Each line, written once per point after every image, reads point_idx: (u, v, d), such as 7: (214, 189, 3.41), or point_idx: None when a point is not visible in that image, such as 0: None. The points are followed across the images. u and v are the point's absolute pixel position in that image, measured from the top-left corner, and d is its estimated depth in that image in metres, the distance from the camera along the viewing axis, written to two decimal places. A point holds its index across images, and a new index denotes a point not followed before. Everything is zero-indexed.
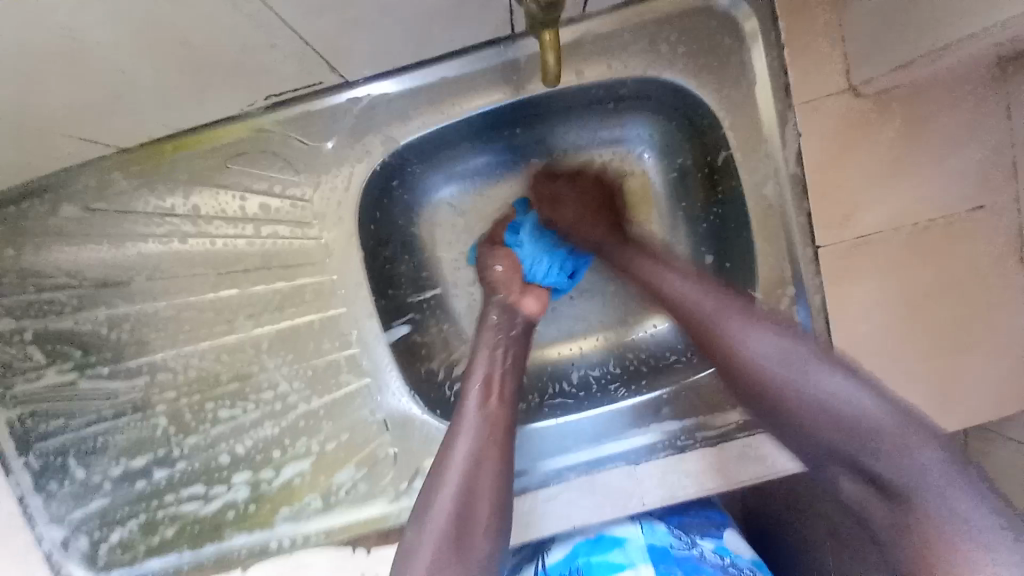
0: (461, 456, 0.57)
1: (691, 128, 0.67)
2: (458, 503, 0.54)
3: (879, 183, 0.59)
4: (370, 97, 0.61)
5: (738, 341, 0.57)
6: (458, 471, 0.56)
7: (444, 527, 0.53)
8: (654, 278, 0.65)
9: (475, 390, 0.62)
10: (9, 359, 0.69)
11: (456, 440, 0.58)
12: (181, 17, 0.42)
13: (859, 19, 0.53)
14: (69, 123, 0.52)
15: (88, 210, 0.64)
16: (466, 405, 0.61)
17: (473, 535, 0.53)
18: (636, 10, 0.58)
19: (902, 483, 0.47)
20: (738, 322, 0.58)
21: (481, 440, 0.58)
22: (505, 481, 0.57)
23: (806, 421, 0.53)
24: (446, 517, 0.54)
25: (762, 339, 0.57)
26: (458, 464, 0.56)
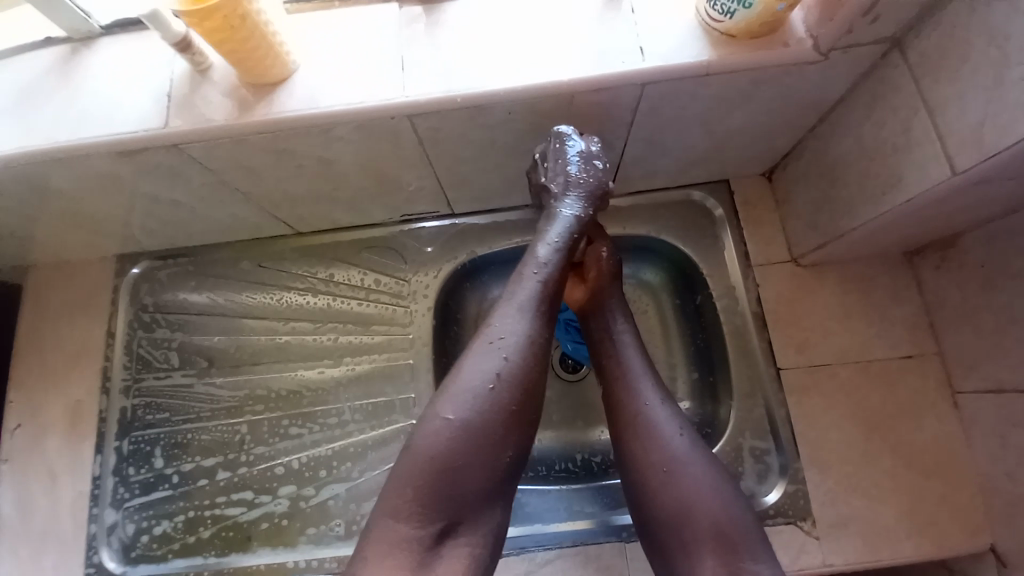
0: (514, 331, 0.58)
1: (685, 275, 0.91)
2: (512, 395, 0.56)
3: (824, 328, 0.80)
4: (464, 224, 0.92)
5: (639, 408, 0.65)
6: (512, 348, 0.58)
7: (491, 394, 0.55)
8: (613, 341, 0.70)
9: (530, 276, 0.62)
10: (152, 359, 0.90)
11: (502, 311, 0.60)
12: (381, 170, 0.74)
13: (794, 219, 0.82)
14: (284, 211, 0.83)
15: (258, 266, 0.92)
16: (512, 305, 0.60)
17: (507, 414, 0.55)
18: (649, 195, 0.89)
19: (728, 547, 0.57)
20: (667, 410, 0.65)
21: (536, 315, 0.60)
22: (538, 390, 0.58)
23: (658, 478, 0.61)
24: (497, 393, 0.55)
25: (666, 411, 0.65)
26: (513, 339, 0.58)
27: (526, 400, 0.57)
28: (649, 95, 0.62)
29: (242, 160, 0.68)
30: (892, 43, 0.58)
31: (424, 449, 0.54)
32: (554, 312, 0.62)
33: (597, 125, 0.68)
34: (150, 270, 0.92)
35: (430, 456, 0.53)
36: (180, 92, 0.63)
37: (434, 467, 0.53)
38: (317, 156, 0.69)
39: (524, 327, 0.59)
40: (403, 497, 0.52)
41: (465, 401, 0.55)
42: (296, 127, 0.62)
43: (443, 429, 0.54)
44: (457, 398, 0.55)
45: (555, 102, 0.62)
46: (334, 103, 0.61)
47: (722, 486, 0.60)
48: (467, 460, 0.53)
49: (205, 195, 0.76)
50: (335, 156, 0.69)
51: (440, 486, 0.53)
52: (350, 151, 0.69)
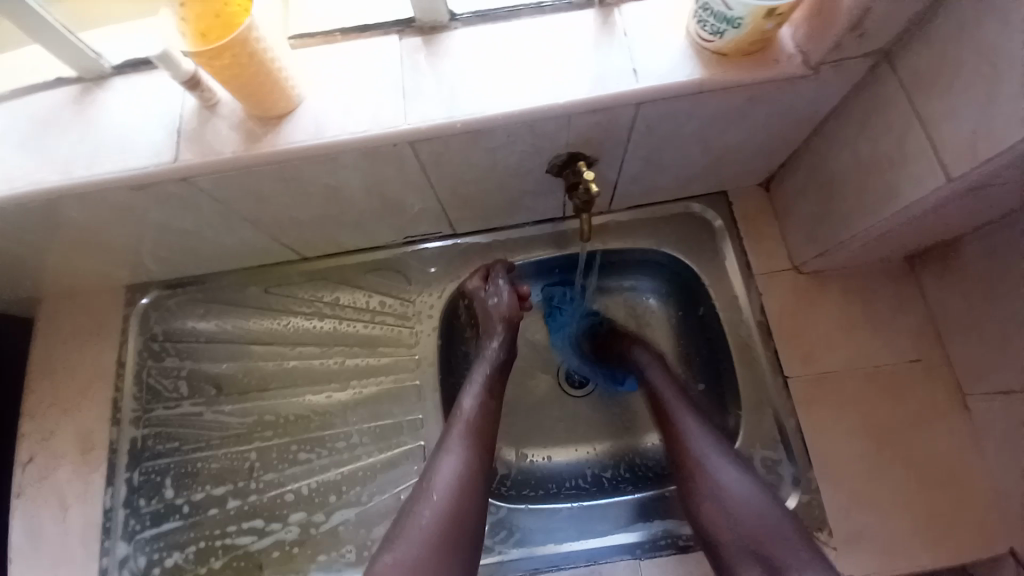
0: (447, 470, 0.67)
1: (688, 287, 0.91)
2: (449, 529, 0.64)
3: (828, 335, 0.80)
4: (467, 243, 0.92)
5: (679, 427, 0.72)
6: (444, 489, 0.66)
7: (427, 537, 0.63)
8: (651, 378, 0.79)
9: (461, 419, 0.72)
10: (161, 389, 0.91)
11: (444, 454, 0.69)
12: (385, 194, 0.75)
13: (793, 229, 0.83)
14: (290, 236, 0.85)
15: (265, 292, 0.93)
16: (450, 443, 0.70)
17: (446, 551, 0.62)
18: (649, 209, 0.90)
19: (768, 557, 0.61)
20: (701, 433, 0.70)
21: (467, 450, 0.69)
22: (472, 517, 0.65)
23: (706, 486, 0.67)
24: (431, 534, 0.63)
25: (702, 432, 0.71)
26: (445, 479, 0.67)
27: (458, 533, 0.64)
28: (647, 114, 0.64)
29: (250, 188, 0.69)
30: (882, 56, 0.60)
31: None
32: (485, 442, 0.72)
33: (596, 143, 0.69)
34: (160, 299, 0.93)
35: None
36: (190, 125, 0.65)
37: None
38: (323, 183, 0.71)
39: (460, 465, 0.68)
40: None
41: (408, 544, 0.62)
42: (302, 157, 0.64)
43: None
44: (404, 542, 0.62)
45: (555, 124, 0.64)
46: (341, 132, 0.63)
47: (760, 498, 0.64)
48: None
49: (212, 223, 0.77)
50: (341, 183, 0.71)
51: None
52: (355, 178, 0.70)
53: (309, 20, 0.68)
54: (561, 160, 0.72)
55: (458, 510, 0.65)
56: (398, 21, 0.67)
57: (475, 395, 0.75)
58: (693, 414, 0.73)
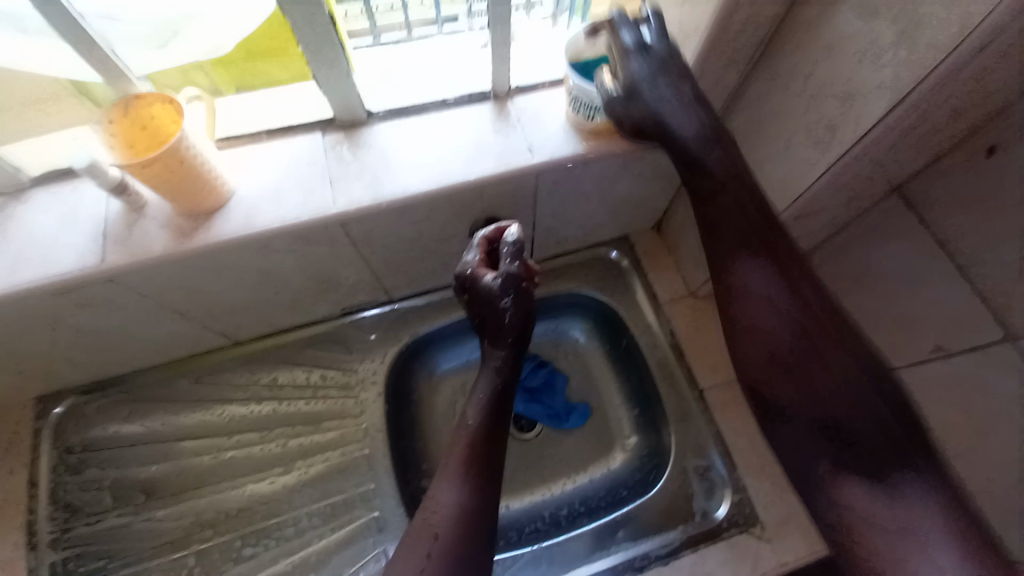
0: (448, 499, 0.64)
1: (609, 322, 1.01)
2: (453, 553, 0.61)
3: (730, 347, 0.92)
4: (404, 307, 0.97)
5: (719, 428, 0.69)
6: (447, 516, 0.63)
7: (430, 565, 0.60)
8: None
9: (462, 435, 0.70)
10: (83, 504, 0.82)
11: (444, 476, 0.66)
12: (319, 270, 0.80)
13: (684, 261, 0.97)
14: (222, 322, 0.85)
15: (196, 383, 0.91)
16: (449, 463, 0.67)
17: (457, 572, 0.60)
18: (565, 257, 1.01)
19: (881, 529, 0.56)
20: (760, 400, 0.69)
21: (467, 474, 0.66)
22: (480, 541, 0.63)
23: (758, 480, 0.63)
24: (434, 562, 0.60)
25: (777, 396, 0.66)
26: (447, 506, 0.64)
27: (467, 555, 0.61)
28: (547, 180, 0.76)
29: (180, 280, 0.71)
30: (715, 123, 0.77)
31: None
32: (486, 460, 0.68)
33: (508, 207, 0.80)
34: (77, 406, 0.87)
35: None
36: (116, 228, 0.67)
37: None
38: (256, 268, 0.74)
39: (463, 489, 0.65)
40: None
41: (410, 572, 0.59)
42: (235, 245, 0.68)
43: None
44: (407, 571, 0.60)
45: (469, 195, 0.74)
46: (272, 220, 0.68)
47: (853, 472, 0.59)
48: None
49: (138, 319, 0.76)
50: (274, 266, 0.75)
51: None
52: (289, 259, 0.74)
53: (235, 124, 0.75)
54: (479, 225, 0.81)
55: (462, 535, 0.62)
56: (319, 120, 0.75)
57: (476, 411, 0.71)
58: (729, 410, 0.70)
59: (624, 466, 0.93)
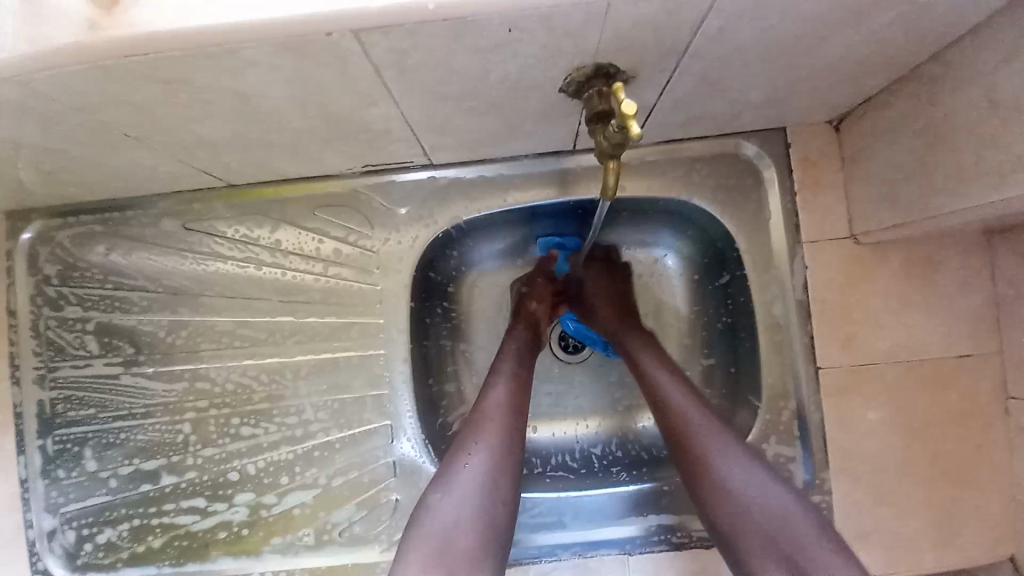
0: (476, 466, 0.53)
1: (714, 249, 0.75)
2: (486, 528, 0.50)
3: (879, 320, 0.67)
4: (448, 178, 0.72)
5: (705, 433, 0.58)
6: (475, 486, 0.52)
7: (455, 541, 0.48)
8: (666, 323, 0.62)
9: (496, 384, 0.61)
10: (65, 344, 0.74)
11: (474, 441, 0.56)
12: (330, 110, 0.53)
13: (862, 187, 0.65)
14: (203, 160, 0.62)
15: (183, 228, 0.73)
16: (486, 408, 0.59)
17: (487, 554, 0.48)
18: (681, 146, 0.69)
19: None
20: (716, 433, 0.57)
21: (503, 440, 0.56)
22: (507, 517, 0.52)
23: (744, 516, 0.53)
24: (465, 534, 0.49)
25: (722, 444, 0.56)
26: (473, 474, 0.53)
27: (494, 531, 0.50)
28: (725, 9, 0.41)
29: (118, 94, 0.46)
30: None
31: None
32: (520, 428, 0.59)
33: (639, 54, 0.47)
34: (48, 232, 0.72)
35: None
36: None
37: None
38: (235, 93, 0.48)
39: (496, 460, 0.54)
40: None
41: (431, 542, 0.48)
42: (187, 49, 0.41)
43: None
44: (428, 537, 0.48)
45: (581, 18, 0.41)
46: (247, 7, 0.39)
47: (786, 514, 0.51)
48: None
49: (82, 140, 0.54)
50: (255, 91, 0.48)
51: None
52: (282, 85, 0.47)
53: None
54: (583, 74, 0.50)
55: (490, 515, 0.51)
56: None
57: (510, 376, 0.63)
58: (714, 415, 0.59)
59: None
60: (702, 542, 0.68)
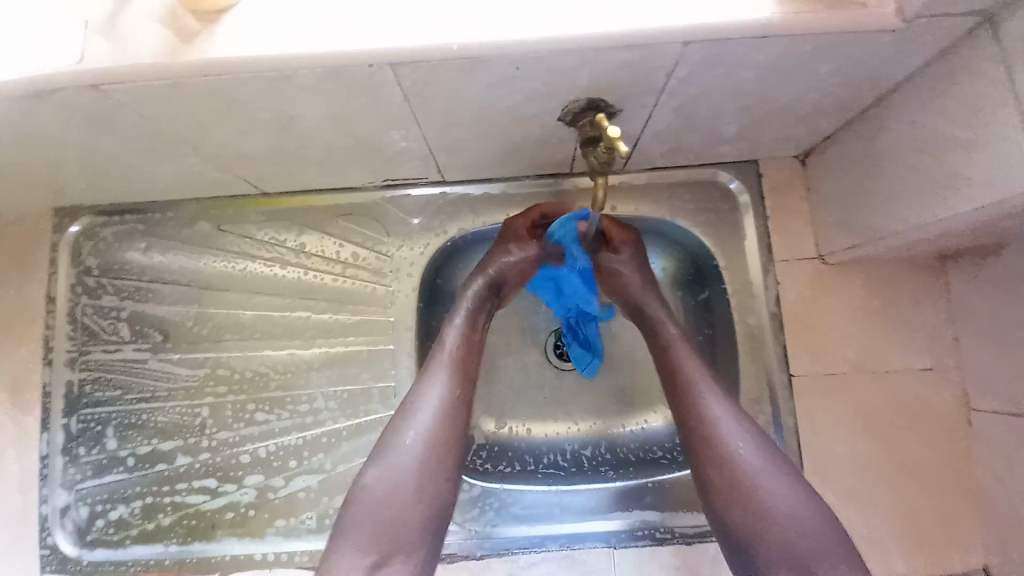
0: (431, 402, 0.63)
1: (697, 266, 0.83)
2: (431, 455, 0.60)
3: (843, 333, 0.73)
4: (457, 194, 0.80)
5: (722, 433, 0.62)
6: (428, 418, 0.62)
7: (409, 464, 0.59)
8: (659, 325, 0.72)
9: (443, 366, 0.65)
10: (99, 330, 0.80)
11: (429, 380, 0.64)
12: (359, 129, 0.62)
13: (825, 213, 0.73)
14: (244, 168, 0.71)
15: (218, 230, 0.81)
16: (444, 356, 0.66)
17: (429, 476, 0.60)
18: (666, 173, 0.79)
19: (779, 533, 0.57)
20: (711, 394, 0.65)
21: (453, 379, 0.64)
22: (454, 445, 0.62)
23: (752, 506, 0.59)
24: (415, 460, 0.60)
25: (731, 419, 0.63)
26: (428, 408, 0.62)
27: (441, 457, 0.61)
28: (691, 57, 0.51)
29: (185, 108, 0.55)
30: (983, 17, 0.47)
31: (366, 505, 0.58)
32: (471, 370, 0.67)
33: (621, 91, 0.56)
34: (94, 228, 0.80)
35: (372, 508, 0.58)
36: (107, 17, 0.50)
37: (371, 525, 0.57)
38: (282, 112, 0.57)
39: (447, 402, 0.63)
40: (357, 540, 0.56)
41: (389, 465, 0.60)
42: (248, 73, 0.50)
43: (369, 496, 0.58)
44: (387, 461, 0.60)
45: (572, 60, 0.50)
46: (302, 42, 0.49)
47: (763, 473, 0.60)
48: (394, 523, 0.57)
49: (145, 146, 0.63)
50: (299, 111, 0.57)
51: (383, 533, 0.57)
52: (322, 105, 0.56)
53: None
54: (577, 106, 0.59)
55: (437, 450, 0.61)
56: None
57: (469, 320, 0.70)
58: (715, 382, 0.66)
59: (665, 427, 0.83)
60: (682, 538, 0.73)
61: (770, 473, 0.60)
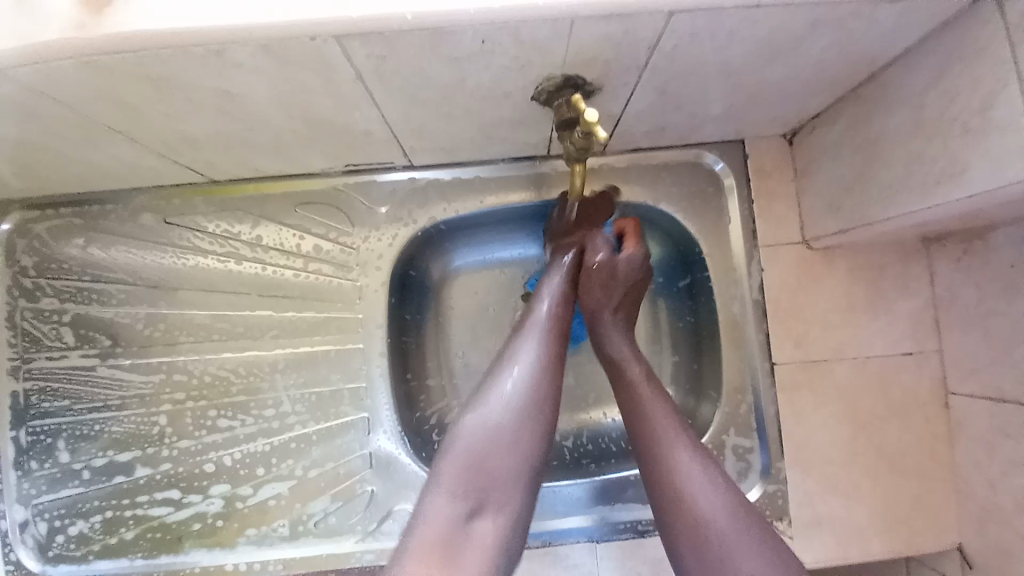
0: (525, 361, 0.58)
1: (680, 252, 0.80)
2: (535, 410, 0.54)
3: (827, 320, 0.72)
4: (427, 179, 0.74)
5: (682, 479, 0.53)
6: (523, 375, 0.56)
7: (511, 417, 0.54)
8: (622, 362, 0.63)
9: (538, 331, 0.61)
10: (42, 335, 0.74)
11: (522, 343, 0.60)
12: (312, 112, 0.55)
13: (812, 195, 0.70)
14: (186, 156, 0.64)
15: (164, 222, 0.74)
16: (533, 321, 0.62)
17: (532, 436, 0.53)
18: (649, 155, 0.74)
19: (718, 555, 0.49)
20: (656, 403, 0.58)
21: (546, 345, 0.59)
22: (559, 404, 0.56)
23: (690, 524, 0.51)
24: (521, 411, 0.54)
25: (672, 424, 0.57)
26: (524, 364, 0.57)
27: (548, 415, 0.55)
28: (677, 29, 0.45)
29: (104, 91, 0.48)
30: None
31: (467, 447, 0.52)
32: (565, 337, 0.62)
33: (601, 67, 0.51)
34: (26, 223, 0.73)
35: (474, 453, 0.51)
36: None
37: (471, 471, 0.50)
38: (221, 93, 0.50)
39: (545, 362, 0.58)
40: (454, 479, 0.50)
41: (490, 411, 0.54)
42: (174, 50, 0.43)
43: (469, 444, 0.52)
44: (485, 408, 0.54)
45: (547, 34, 0.45)
46: (238, 11, 0.42)
47: (704, 490, 0.52)
48: (500, 474, 0.51)
49: (65, 134, 0.55)
50: (241, 90, 0.50)
51: (484, 483, 0.50)
52: (266, 86, 0.50)
53: None
54: (552, 84, 0.53)
55: (539, 404, 0.55)
56: None
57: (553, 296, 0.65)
58: (663, 391, 0.60)
59: None
60: None
61: (721, 490, 0.52)
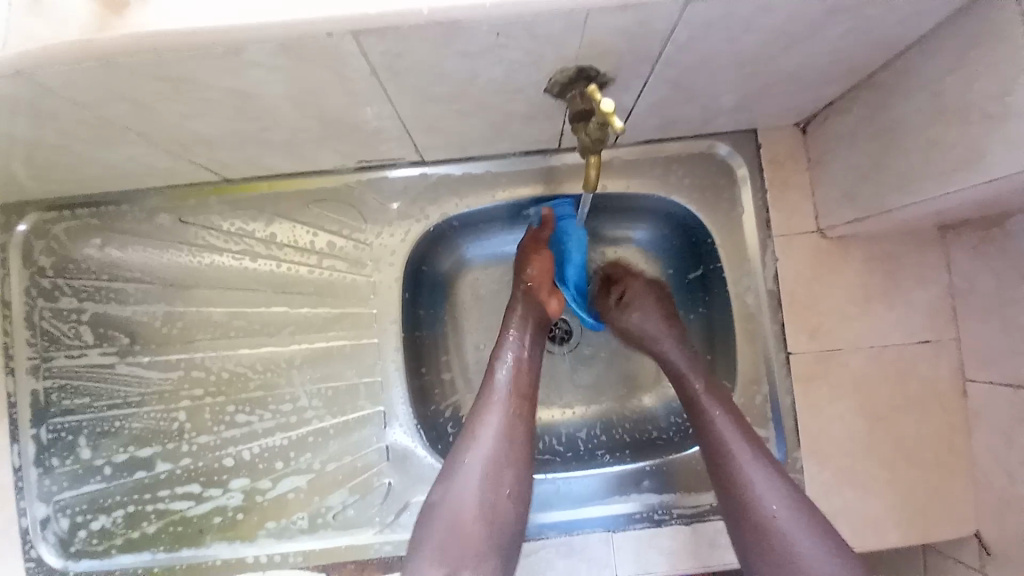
0: (490, 431, 0.60)
1: (692, 244, 0.80)
2: (503, 478, 0.58)
3: (843, 310, 0.71)
4: (438, 174, 0.74)
5: (742, 470, 0.61)
6: (489, 445, 0.59)
7: (480, 488, 0.57)
8: (676, 365, 0.70)
9: (499, 399, 0.62)
10: (60, 335, 0.75)
11: (484, 415, 0.61)
12: (325, 110, 0.56)
13: (826, 184, 0.69)
14: (200, 155, 0.64)
15: (179, 222, 0.74)
16: (494, 385, 0.63)
17: (501, 499, 0.57)
18: (660, 147, 0.74)
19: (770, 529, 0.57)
20: (714, 401, 0.66)
21: (509, 413, 0.61)
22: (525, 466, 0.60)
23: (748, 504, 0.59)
24: (488, 483, 0.57)
25: (728, 420, 0.64)
26: (490, 434, 0.60)
27: (515, 479, 0.59)
28: (691, 19, 0.45)
29: (119, 92, 0.48)
30: None
31: (440, 521, 0.56)
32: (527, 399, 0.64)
33: (614, 59, 0.51)
34: (43, 224, 0.74)
35: (450, 523, 0.55)
36: None
37: (448, 539, 0.55)
38: (235, 92, 0.50)
39: (507, 430, 0.60)
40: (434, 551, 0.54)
41: (463, 483, 0.57)
42: (189, 50, 0.44)
43: (441, 518, 0.56)
44: (455, 484, 0.57)
45: (560, 26, 0.45)
46: (252, 9, 0.42)
47: (761, 475, 0.60)
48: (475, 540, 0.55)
49: (81, 135, 0.56)
50: (255, 88, 0.50)
51: (463, 553, 0.54)
52: (279, 84, 0.50)
53: None
54: (566, 76, 0.53)
55: (505, 471, 0.58)
56: None
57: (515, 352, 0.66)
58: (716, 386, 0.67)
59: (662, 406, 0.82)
60: (682, 519, 0.72)
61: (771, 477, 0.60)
